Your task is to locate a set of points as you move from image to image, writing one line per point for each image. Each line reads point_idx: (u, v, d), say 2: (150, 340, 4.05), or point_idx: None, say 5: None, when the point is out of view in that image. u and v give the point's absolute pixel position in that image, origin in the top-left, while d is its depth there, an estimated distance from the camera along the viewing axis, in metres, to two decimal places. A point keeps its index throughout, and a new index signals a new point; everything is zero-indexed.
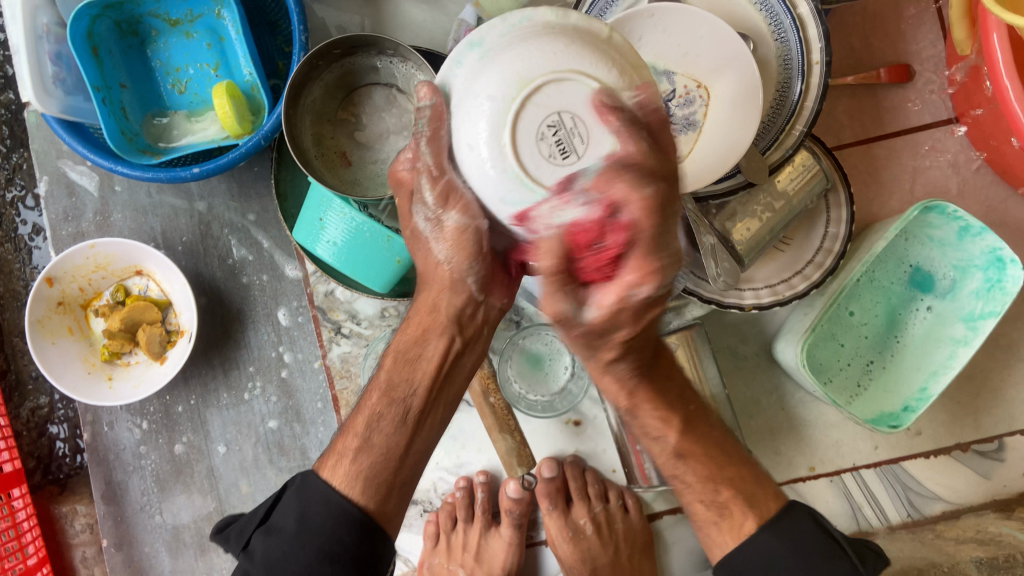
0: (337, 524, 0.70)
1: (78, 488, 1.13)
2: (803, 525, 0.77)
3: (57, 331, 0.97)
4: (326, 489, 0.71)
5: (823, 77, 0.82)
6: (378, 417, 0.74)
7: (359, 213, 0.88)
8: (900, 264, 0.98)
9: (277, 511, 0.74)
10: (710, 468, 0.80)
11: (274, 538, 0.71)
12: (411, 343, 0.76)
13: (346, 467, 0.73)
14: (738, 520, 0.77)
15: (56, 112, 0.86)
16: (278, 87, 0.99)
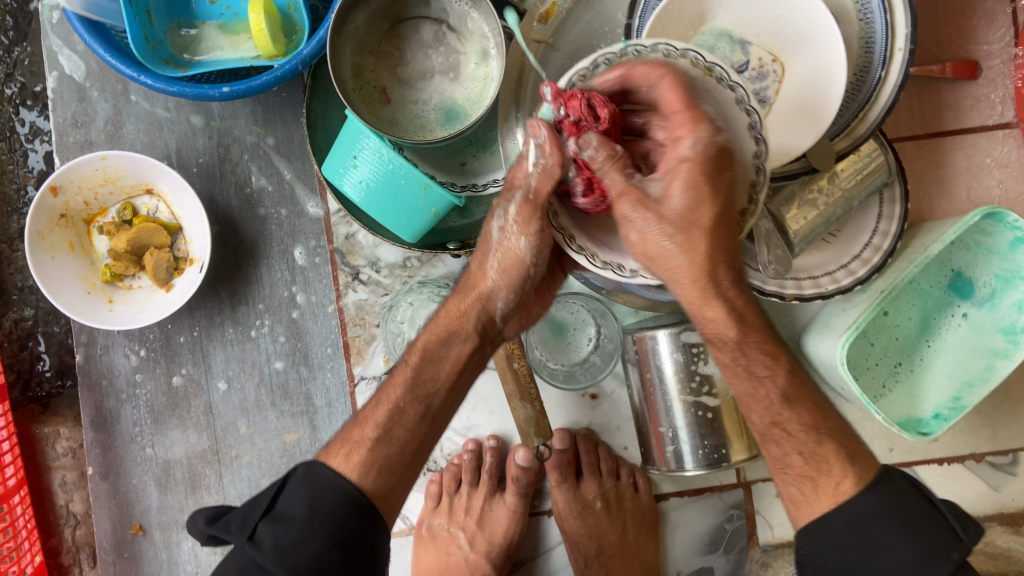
0: (346, 513, 0.64)
1: (61, 410, 1.08)
2: (900, 487, 0.67)
3: (58, 246, 0.90)
4: (334, 476, 0.66)
5: (904, 66, 0.77)
6: (399, 412, 0.70)
7: (396, 155, 0.83)
8: (941, 268, 0.95)
9: (280, 500, 0.66)
10: (814, 419, 0.68)
11: (283, 526, 0.64)
12: (437, 339, 0.72)
13: (361, 454, 0.67)
14: (834, 480, 0.66)
15: (78, 9, 0.79)
16: (316, 9, 0.92)
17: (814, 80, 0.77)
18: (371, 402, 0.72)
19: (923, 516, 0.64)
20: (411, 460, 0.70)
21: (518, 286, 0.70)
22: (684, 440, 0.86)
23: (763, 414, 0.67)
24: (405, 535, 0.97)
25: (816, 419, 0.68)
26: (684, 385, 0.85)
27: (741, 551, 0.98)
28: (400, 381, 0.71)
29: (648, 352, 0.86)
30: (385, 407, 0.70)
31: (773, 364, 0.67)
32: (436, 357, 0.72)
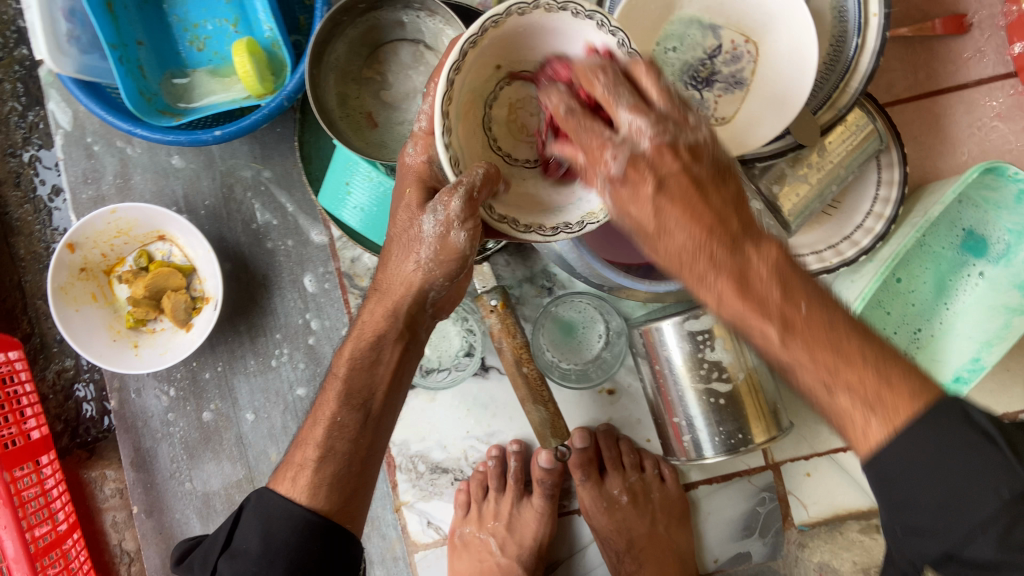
0: (301, 538, 0.67)
1: (107, 452, 1.13)
2: None
3: (81, 298, 0.95)
4: (283, 502, 0.68)
5: (880, 31, 0.76)
6: (338, 426, 0.71)
7: (387, 177, 0.85)
8: (951, 229, 0.92)
9: (235, 535, 0.70)
10: (824, 370, 0.50)
11: (239, 561, 0.67)
12: (364, 347, 0.72)
13: (306, 477, 0.69)
14: None
15: (72, 73, 0.82)
16: (300, 44, 0.95)
17: (787, 55, 0.77)
18: (311, 421, 0.74)
19: None
20: (360, 475, 0.72)
21: (454, 274, 0.69)
22: (701, 427, 0.86)
23: None
24: (441, 544, 0.99)
25: (834, 367, 0.50)
26: (694, 372, 0.85)
27: (777, 532, 0.97)
28: (333, 398, 0.72)
29: (656, 343, 0.86)
30: (322, 425, 0.71)
31: None
32: (370, 363, 0.72)
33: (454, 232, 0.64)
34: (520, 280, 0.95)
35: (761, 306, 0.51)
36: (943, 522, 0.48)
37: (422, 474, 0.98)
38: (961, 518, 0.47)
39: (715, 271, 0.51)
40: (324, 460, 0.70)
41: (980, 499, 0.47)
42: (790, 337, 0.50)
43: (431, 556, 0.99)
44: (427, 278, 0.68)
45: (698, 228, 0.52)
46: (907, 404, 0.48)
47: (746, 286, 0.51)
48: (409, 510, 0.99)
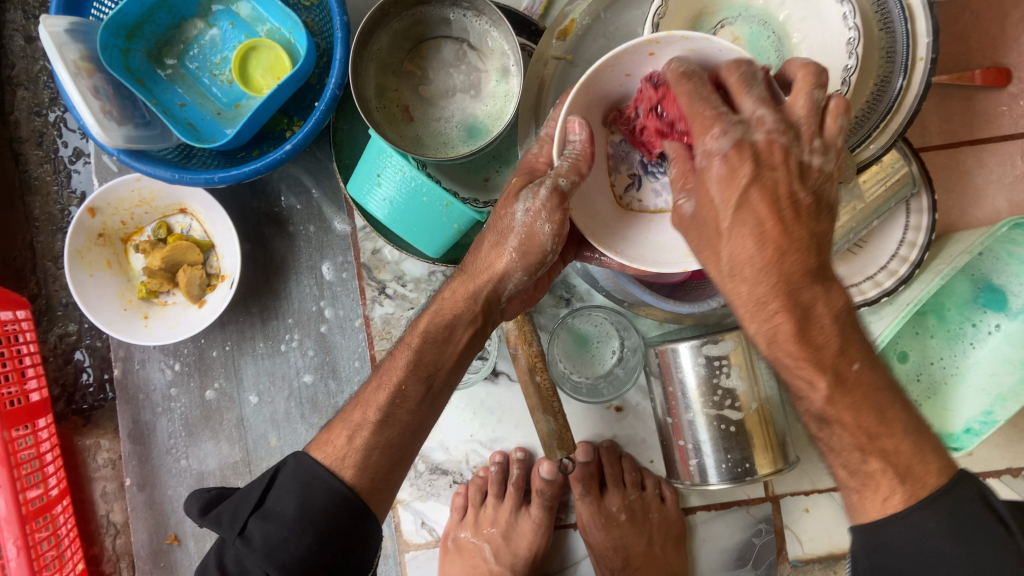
0: (337, 510, 0.64)
1: (102, 422, 1.11)
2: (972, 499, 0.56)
3: (96, 264, 0.94)
4: (328, 475, 0.65)
5: (926, 75, 0.75)
6: (401, 394, 0.69)
7: (419, 173, 0.84)
8: (972, 282, 0.93)
9: (270, 496, 0.66)
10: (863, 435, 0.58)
11: (273, 523, 0.64)
12: (439, 322, 0.70)
13: (363, 437, 0.67)
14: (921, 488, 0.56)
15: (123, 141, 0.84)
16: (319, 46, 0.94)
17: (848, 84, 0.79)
18: (373, 382, 0.71)
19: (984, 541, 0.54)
20: (409, 443, 0.69)
21: (534, 269, 0.68)
22: (706, 454, 0.85)
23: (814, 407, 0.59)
24: (433, 546, 0.98)
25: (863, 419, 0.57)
26: (707, 398, 0.85)
27: (770, 566, 0.96)
28: (399, 364, 0.70)
29: (671, 365, 0.86)
30: (385, 390, 0.69)
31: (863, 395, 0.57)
32: (443, 339, 0.70)
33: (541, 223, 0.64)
34: None
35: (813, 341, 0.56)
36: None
37: (422, 474, 0.97)
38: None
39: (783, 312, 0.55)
40: (423, 346, 0.70)
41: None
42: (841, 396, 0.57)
43: (421, 557, 0.98)
44: (510, 269, 0.68)
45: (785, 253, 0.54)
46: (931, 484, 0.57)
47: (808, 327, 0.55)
48: (404, 508, 0.98)
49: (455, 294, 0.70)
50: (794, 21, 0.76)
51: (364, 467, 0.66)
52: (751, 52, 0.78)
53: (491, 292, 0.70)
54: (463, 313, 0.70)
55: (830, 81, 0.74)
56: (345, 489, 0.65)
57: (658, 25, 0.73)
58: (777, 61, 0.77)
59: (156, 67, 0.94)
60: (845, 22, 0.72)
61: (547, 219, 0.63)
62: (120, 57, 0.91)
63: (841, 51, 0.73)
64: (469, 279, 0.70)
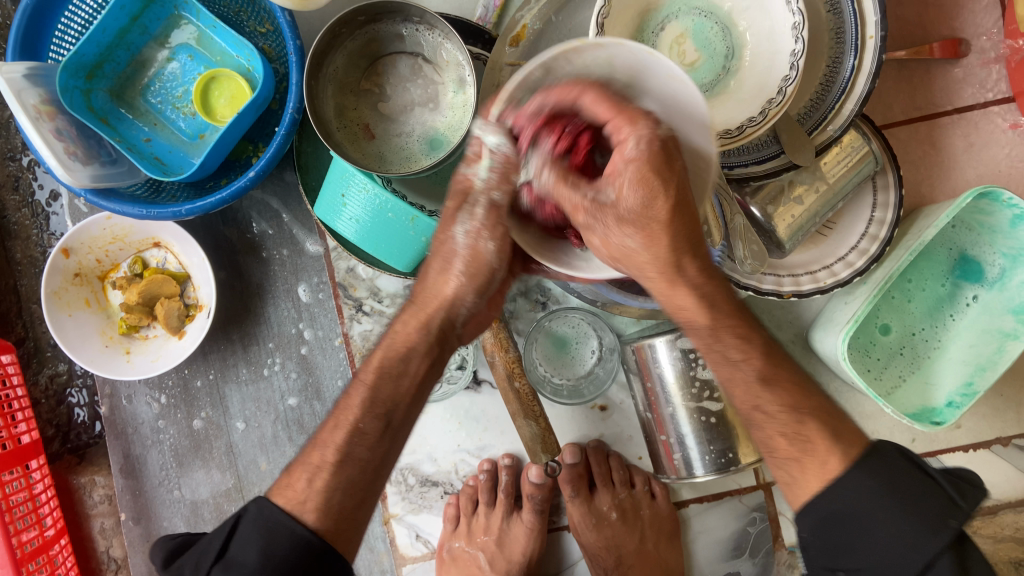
0: (300, 554, 0.63)
1: (97, 459, 1.12)
2: (894, 458, 0.61)
3: (74, 303, 0.95)
4: (288, 521, 0.64)
5: (878, 53, 0.75)
6: (359, 432, 0.68)
7: (383, 190, 0.82)
8: (946, 253, 0.92)
9: (232, 546, 0.63)
10: (792, 398, 0.64)
11: (234, 573, 0.61)
12: (393, 356, 0.70)
13: (322, 479, 0.66)
14: (821, 458, 0.62)
15: (89, 181, 0.84)
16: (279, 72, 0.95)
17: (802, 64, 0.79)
18: (328, 423, 0.70)
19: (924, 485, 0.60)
20: (372, 480, 0.69)
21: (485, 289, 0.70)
22: (690, 446, 0.86)
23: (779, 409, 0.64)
24: (429, 558, 0.99)
25: (795, 398, 0.64)
26: (686, 391, 0.85)
27: (768, 553, 0.95)
28: (355, 402, 0.70)
29: (648, 360, 0.86)
30: (341, 429, 0.68)
31: (747, 347, 0.65)
32: (398, 373, 0.70)
33: (484, 241, 0.66)
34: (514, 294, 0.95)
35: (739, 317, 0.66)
36: (870, 560, 0.59)
37: (412, 487, 0.98)
38: (906, 553, 0.58)
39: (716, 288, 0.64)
40: (379, 381, 0.70)
41: (923, 550, 0.57)
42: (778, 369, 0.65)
43: (419, 569, 0.98)
44: (459, 293, 0.69)
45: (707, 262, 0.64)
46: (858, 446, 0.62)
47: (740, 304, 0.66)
48: (398, 522, 0.98)
49: (408, 326, 0.71)
50: (738, 10, 0.77)
51: (325, 509, 0.65)
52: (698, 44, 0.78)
53: (443, 322, 0.71)
54: (416, 345, 0.71)
55: (778, 67, 0.74)
56: (308, 534, 0.63)
57: (602, 25, 0.73)
58: (726, 51, 0.78)
59: (119, 105, 0.96)
60: (788, 8, 0.72)
61: (489, 237, 0.66)
62: (81, 97, 0.92)
63: (787, 37, 0.73)
64: (419, 308, 0.71)
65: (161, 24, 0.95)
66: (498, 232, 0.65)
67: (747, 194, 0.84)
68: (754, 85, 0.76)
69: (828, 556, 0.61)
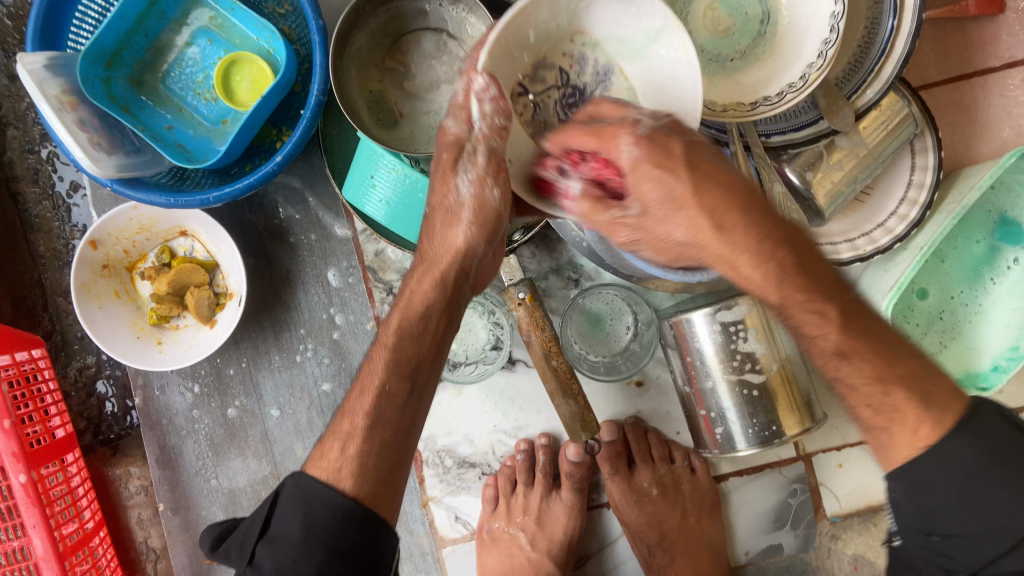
0: (342, 523, 0.63)
1: (130, 450, 1.11)
2: (992, 418, 0.56)
3: (104, 295, 0.95)
4: (324, 490, 0.64)
5: (917, 12, 0.73)
6: (387, 396, 0.69)
7: (413, 170, 0.81)
8: (984, 215, 0.90)
9: (275, 519, 0.64)
10: (880, 366, 0.58)
11: (278, 547, 0.62)
12: (413, 313, 0.72)
13: (356, 445, 0.67)
14: (914, 424, 0.57)
15: (115, 172, 0.83)
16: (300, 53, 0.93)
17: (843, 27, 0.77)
18: (356, 390, 0.71)
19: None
20: (405, 441, 0.70)
21: (493, 236, 0.71)
22: (732, 421, 0.85)
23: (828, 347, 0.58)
24: (470, 540, 0.98)
25: (878, 367, 0.58)
26: (726, 364, 0.84)
27: (809, 524, 0.95)
28: (378, 365, 0.70)
29: (687, 336, 0.85)
30: (369, 395, 0.69)
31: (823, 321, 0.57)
32: (419, 331, 0.71)
33: (489, 189, 0.67)
34: (546, 272, 0.94)
35: (811, 286, 0.58)
36: (972, 525, 0.54)
37: (450, 469, 0.97)
38: (994, 530, 0.54)
39: (781, 246, 0.57)
40: (400, 341, 0.71)
41: (1013, 527, 0.53)
42: (850, 328, 0.57)
43: (459, 552, 0.98)
44: (470, 244, 0.71)
45: (760, 229, 0.57)
46: (951, 408, 0.56)
47: (804, 265, 0.58)
48: (436, 505, 0.97)
49: (422, 285, 0.72)
50: None
51: (362, 473, 0.66)
52: (728, 9, 0.77)
53: (458, 273, 0.73)
54: (435, 300, 0.72)
55: (818, 30, 0.72)
56: (347, 500, 0.64)
57: None
58: (762, 15, 0.76)
59: (139, 92, 0.95)
60: None
61: (493, 185, 0.67)
62: (102, 86, 0.90)
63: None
64: (430, 266, 0.72)
65: (178, 8, 0.94)
66: (502, 178, 0.66)
67: (785, 161, 0.83)
68: (791, 50, 0.74)
69: (921, 520, 0.56)
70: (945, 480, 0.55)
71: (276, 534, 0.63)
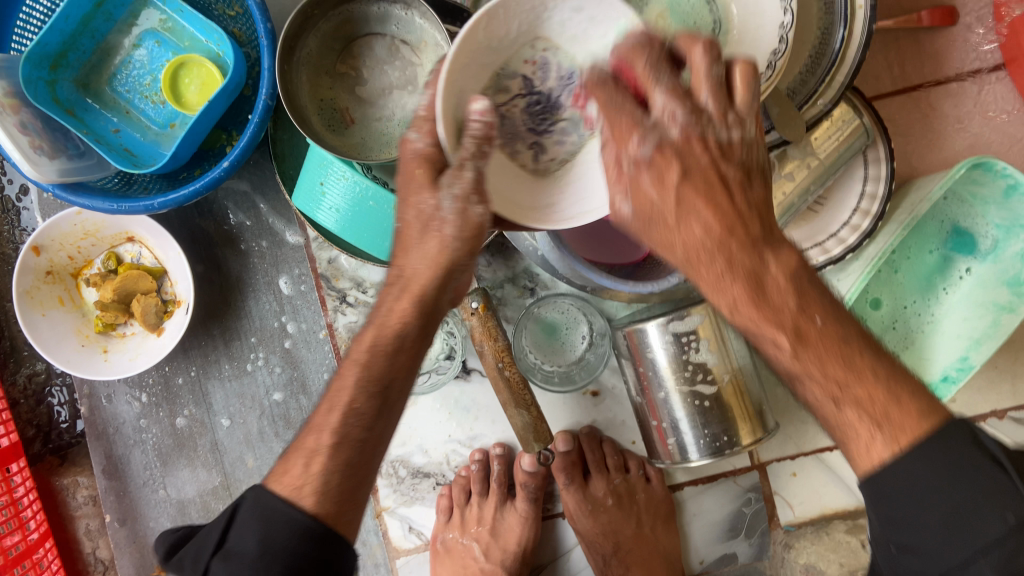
0: (302, 541, 0.57)
1: (79, 459, 1.08)
2: (960, 437, 0.49)
3: (48, 302, 0.92)
4: (285, 506, 0.58)
5: (867, 23, 0.73)
6: (355, 413, 0.60)
7: (364, 178, 0.79)
8: (937, 225, 0.90)
9: (230, 535, 0.58)
10: (833, 387, 0.52)
11: (233, 564, 0.56)
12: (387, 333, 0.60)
13: (320, 463, 0.59)
14: (902, 420, 0.50)
15: (56, 177, 0.81)
16: (251, 57, 0.92)
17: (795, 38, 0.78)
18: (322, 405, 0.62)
19: (989, 470, 0.48)
20: (370, 460, 0.62)
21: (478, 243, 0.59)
22: (685, 431, 0.84)
23: (778, 363, 0.54)
24: (423, 550, 0.97)
25: (841, 373, 0.52)
26: (679, 374, 0.83)
27: (763, 533, 0.95)
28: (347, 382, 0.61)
29: (640, 345, 0.84)
30: (338, 411, 0.60)
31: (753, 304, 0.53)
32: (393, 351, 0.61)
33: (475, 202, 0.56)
34: (501, 280, 0.92)
35: (766, 318, 0.56)
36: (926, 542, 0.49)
37: (403, 479, 0.96)
38: (958, 539, 0.48)
39: (738, 282, 0.53)
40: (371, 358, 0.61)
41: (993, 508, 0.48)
42: (805, 348, 0.52)
43: (413, 563, 0.97)
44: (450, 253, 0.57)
45: (723, 242, 0.53)
46: (908, 424, 0.50)
47: (762, 295, 0.53)
48: (390, 515, 0.96)
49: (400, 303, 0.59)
50: None
51: (326, 493, 0.59)
52: (679, 19, 0.75)
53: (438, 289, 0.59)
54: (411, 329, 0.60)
55: (768, 41, 0.72)
56: (308, 519, 0.57)
57: None
58: (713, 24, 0.74)
59: (85, 95, 0.92)
60: None
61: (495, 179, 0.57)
62: (46, 88, 0.88)
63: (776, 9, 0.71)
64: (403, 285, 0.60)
65: (126, 10, 0.91)
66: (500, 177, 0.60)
67: None
68: (741, 60, 0.74)
69: (890, 529, 0.51)
70: (909, 487, 0.50)
71: (234, 551, 0.57)
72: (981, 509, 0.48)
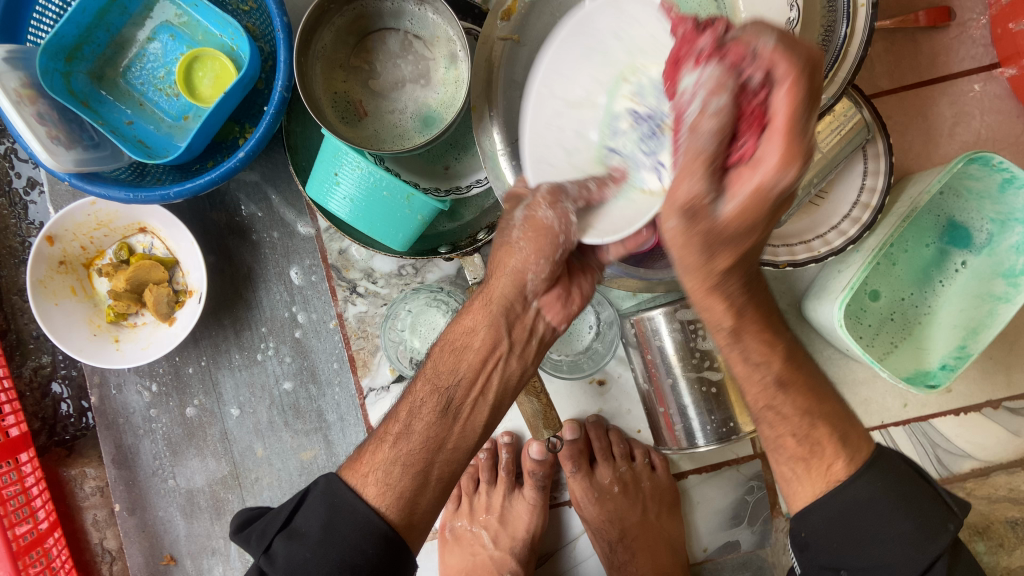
0: (362, 537, 0.66)
1: (86, 451, 1.09)
2: (893, 466, 0.65)
3: (60, 292, 0.93)
4: (353, 500, 0.68)
5: (869, 21, 0.76)
6: (422, 407, 0.71)
7: (377, 167, 0.80)
8: (932, 219, 0.93)
9: (297, 516, 0.69)
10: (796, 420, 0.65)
11: (296, 544, 0.67)
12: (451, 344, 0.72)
13: (384, 453, 0.70)
14: (831, 458, 0.64)
15: (73, 165, 0.82)
16: (264, 51, 0.93)
17: None
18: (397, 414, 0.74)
19: (924, 490, 0.63)
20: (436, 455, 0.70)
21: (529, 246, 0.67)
22: (691, 417, 0.86)
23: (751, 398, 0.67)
24: (431, 539, 0.99)
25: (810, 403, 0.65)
26: (686, 362, 0.85)
27: (766, 521, 0.96)
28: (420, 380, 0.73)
29: (648, 334, 0.87)
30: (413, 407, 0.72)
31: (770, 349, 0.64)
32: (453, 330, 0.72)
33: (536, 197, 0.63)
34: None
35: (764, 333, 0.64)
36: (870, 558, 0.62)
37: None
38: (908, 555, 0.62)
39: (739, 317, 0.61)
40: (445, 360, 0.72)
41: (927, 549, 0.62)
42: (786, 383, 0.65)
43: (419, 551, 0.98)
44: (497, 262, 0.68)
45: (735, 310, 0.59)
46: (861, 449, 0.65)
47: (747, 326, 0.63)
48: None
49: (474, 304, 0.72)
50: None
51: (388, 486, 0.68)
52: None
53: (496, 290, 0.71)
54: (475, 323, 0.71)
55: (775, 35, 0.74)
56: (371, 515, 0.67)
57: None
58: None
59: (99, 87, 0.93)
60: None
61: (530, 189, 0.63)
62: (62, 80, 0.89)
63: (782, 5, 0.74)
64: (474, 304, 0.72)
65: (140, 3, 0.93)
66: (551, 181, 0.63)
67: None
68: None
69: (830, 555, 0.65)
70: (863, 518, 0.63)
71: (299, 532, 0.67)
72: (918, 529, 0.62)
